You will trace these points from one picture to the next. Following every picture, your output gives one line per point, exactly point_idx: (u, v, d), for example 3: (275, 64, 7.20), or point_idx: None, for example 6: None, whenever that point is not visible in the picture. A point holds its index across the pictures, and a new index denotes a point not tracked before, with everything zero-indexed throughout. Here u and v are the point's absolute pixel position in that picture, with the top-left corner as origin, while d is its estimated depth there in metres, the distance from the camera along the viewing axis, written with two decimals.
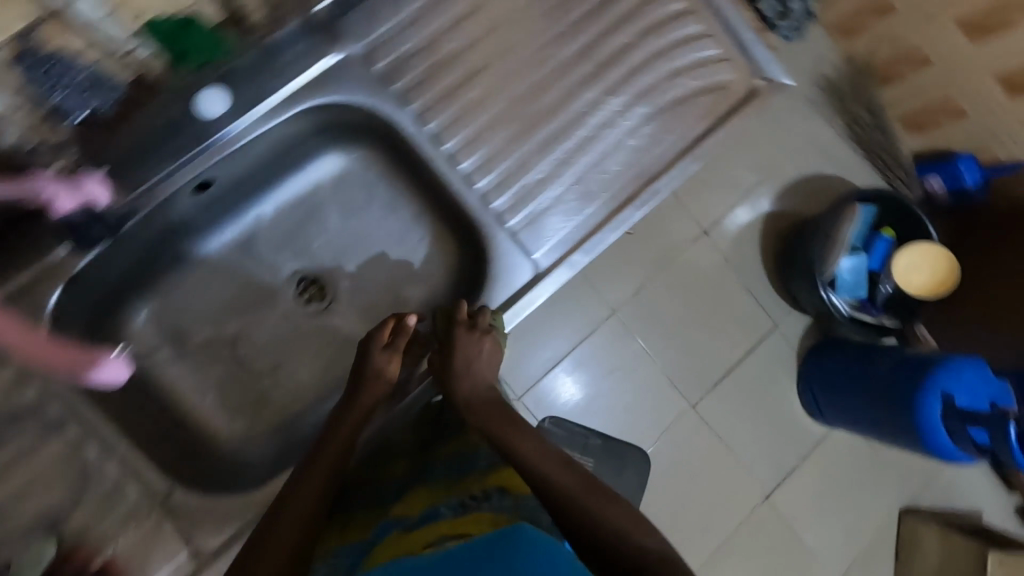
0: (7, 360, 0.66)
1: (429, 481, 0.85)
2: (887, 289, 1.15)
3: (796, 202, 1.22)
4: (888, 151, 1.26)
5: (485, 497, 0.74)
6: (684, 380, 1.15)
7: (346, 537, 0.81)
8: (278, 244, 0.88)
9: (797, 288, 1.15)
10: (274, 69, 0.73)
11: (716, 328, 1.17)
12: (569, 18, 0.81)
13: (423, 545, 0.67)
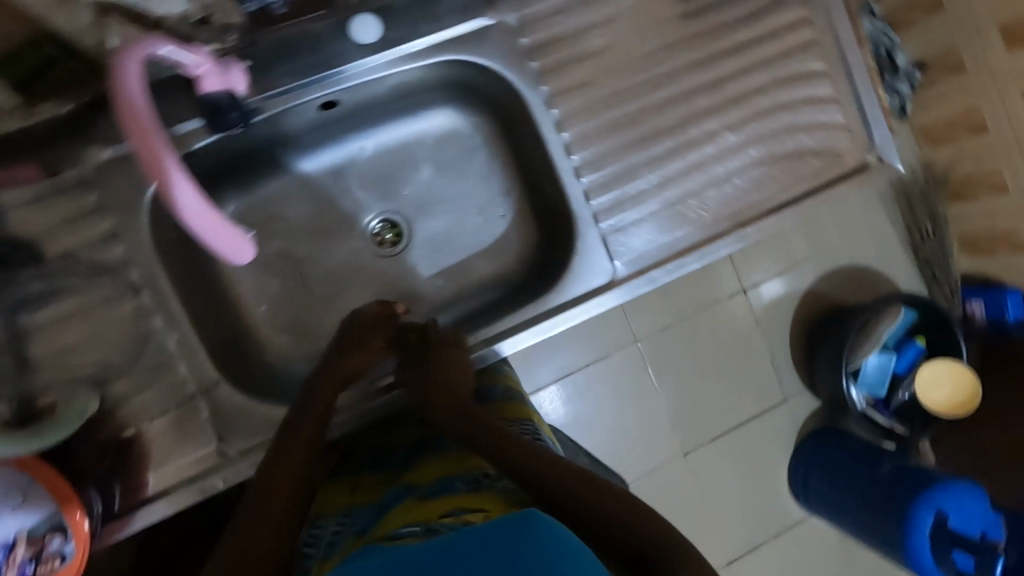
0: (104, 214, 0.67)
1: (446, 450, 0.83)
2: (906, 396, 1.21)
3: (835, 290, 1.34)
4: (940, 263, 1.33)
5: (499, 478, 0.71)
6: (683, 429, 1.27)
7: (355, 498, 0.80)
8: (369, 182, 0.88)
9: (820, 368, 1.26)
10: (429, 14, 0.74)
11: (732, 385, 1.30)
12: (714, 44, 0.82)
13: (437, 515, 0.64)
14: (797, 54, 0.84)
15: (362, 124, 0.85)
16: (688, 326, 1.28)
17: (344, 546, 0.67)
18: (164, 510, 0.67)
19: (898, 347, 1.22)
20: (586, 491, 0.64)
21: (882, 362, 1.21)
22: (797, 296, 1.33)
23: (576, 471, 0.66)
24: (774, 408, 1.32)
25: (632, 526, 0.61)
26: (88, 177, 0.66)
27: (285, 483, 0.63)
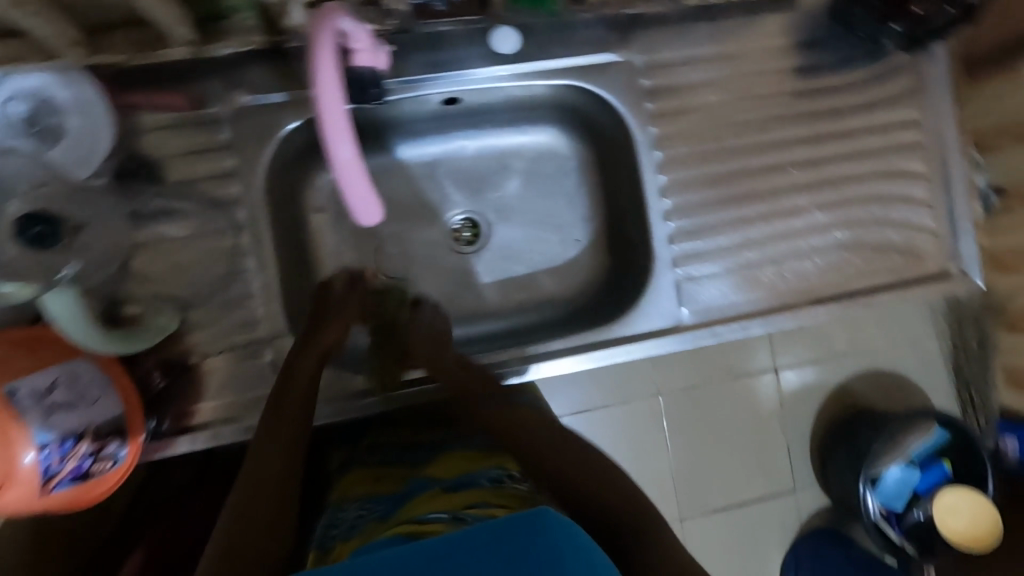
0: (231, 152, 0.71)
1: (469, 449, 0.82)
2: (920, 517, 1.15)
3: (865, 391, 1.32)
4: (981, 389, 1.27)
5: (523, 479, 0.72)
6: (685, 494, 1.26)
7: (378, 485, 0.77)
8: (461, 179, 0.92)
9: (842, 468, 1.22)
10: (564, 39, 0.78)
11: (741, 462, 1.28)
12: (821, 126, 0.85)
13: (464, 506, 0.64)
14: (899, 152, 0.86)
15: (470, 125, 0.89)
16: (709, 392, 1.27)
17: (365, 529, 0.65)
18: (207, 440, 0.70)
19: (924, 464, 1.15)
20: (569, 468, 0.74)
21: (904, 475, 1.15)
22: (826, 388, 1.31)
23: (554, 453, 0.76)
24: (780, 495, 1.29)
25: (608, 494, 0.71)
26: (225, 117, 0.71)
27: (275, 462, 0.66)
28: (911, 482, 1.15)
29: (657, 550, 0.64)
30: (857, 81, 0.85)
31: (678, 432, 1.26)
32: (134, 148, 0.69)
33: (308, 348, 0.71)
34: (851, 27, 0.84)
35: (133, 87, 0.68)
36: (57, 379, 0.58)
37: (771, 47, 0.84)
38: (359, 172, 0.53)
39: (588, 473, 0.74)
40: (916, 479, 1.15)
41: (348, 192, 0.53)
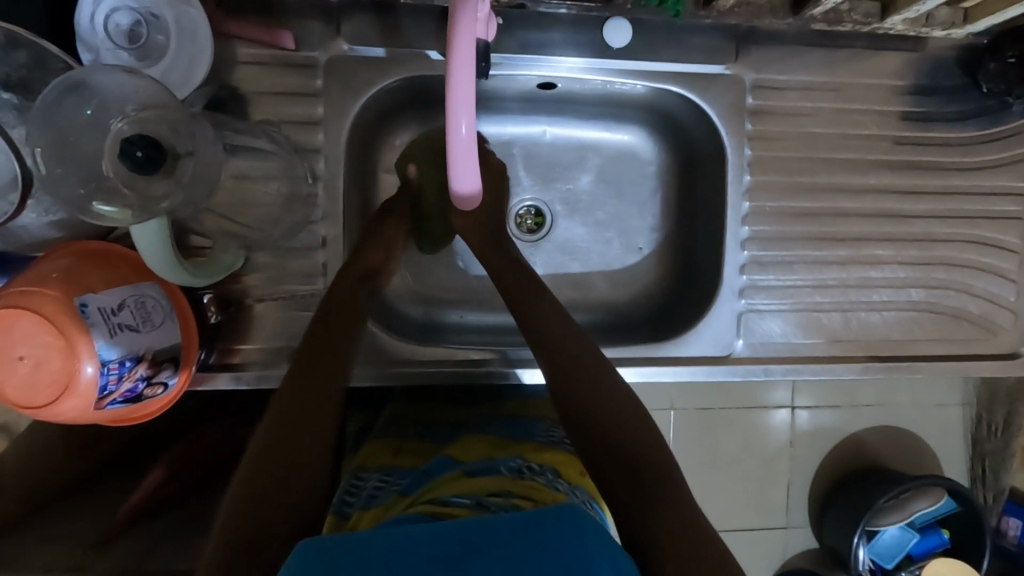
0: (320, 101, 0.70)
1: (490, 433, 0.76)
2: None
3: (882, 448, 1.28)
4: (996, 468, 1.24)
5: (544, 471, 0.65)
6: None
7: (399, 459, 0.73)
8: (535, 165, 0.89)
9: (835, 519, 1.19)
10: (677, 41, 0.75)
11: (741, 491, 1.27)
12: (921, 180, 0.81)
13: (489, 493, 0.59)
14: (997, 221, 0.82)
15: (556, 111, 0.86)
16: (724, 418, 1.25)
17: (387, 500, 0.62)
18: (250, 381, 0.71)
19: (923, 529, 1.15)
20: (596, 412, 0.63)
21: (901, 536, 1.14)
22: (845, 437, 1.27)
23: (580, 378, 0.66)
24: (773, 529, 1.28)
25: (630, 446, 0.60)
26: (321, 63, 0.69)
27: (302, 400, 0.60)
28: (906, 545, 1.15)
29: (680, 528, 0.53)
30: (969, 138, 0.81)
31: (686, 450, 1.25)
32: (226, 80, 0.68)
33: (350, 273, 0.69)
34: (977, 81, 0.79)
35: (238, 18, 0.67)
36: (125, 300, 0.58)
37: (888, 87, 0.79)
38: (470, 153, 0.54)
39: (617, 415, 0.63)
40: (912, 542, 1.15)
41: (460, 168, 0.55)
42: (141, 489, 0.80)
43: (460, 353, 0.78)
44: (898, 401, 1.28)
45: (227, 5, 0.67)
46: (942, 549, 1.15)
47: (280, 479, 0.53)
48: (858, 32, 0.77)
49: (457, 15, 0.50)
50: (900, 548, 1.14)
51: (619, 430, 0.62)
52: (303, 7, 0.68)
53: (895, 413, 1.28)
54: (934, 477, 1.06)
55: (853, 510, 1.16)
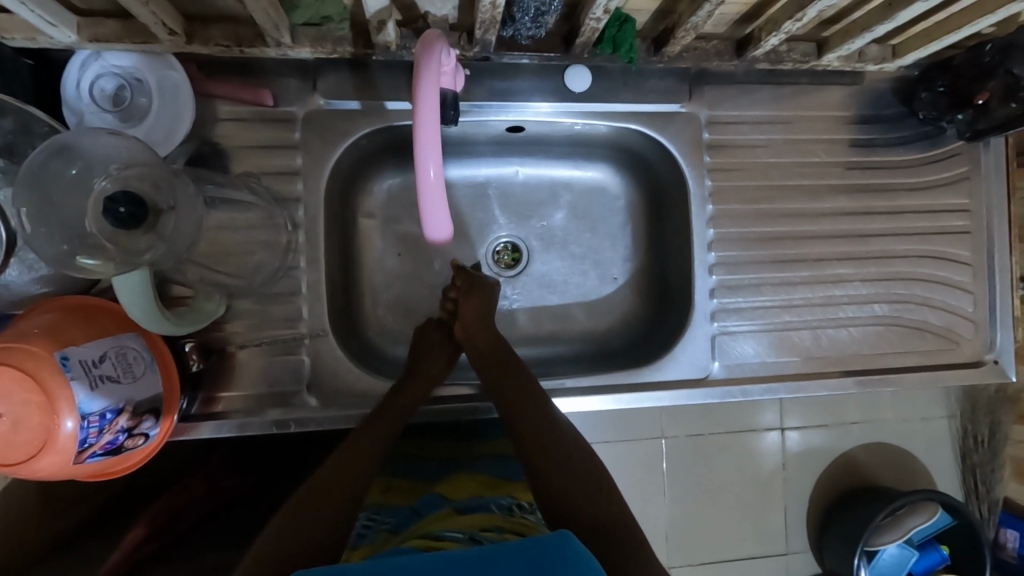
0: (298, 152, 0.73)
1: (479, 471, 0.76)
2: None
3: (869, 464, 1.29)
4: (985, 479, 1.25)
5: (532, 509, 0.67)
6: (676, 544, 1.24)
7: (389, 497, 0.72)
8: (510, 203, 0.93)
9: (833, 542, 1.18)
10: (634, 84, 0.80)
11: (735, 517, 1.26)
12: (874, 201, 0.86)
13: (481, 527, 0.60)
14: (948, 236, 0.86)
15: (527, 152, 0.90)
16: (712, 442, 1.26)
17: (377, 539, 0.61)
18: (233, 428, 0.71)
19: (922, 546, 1.16)
20: (563, 476, 0.64)
21: (900, 554, 1.14)
22: (832, 456, 1.28)
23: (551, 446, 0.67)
24: (770, 554, 1.27)
25: (599, 504, 0.62)
26: (299, 118, 0.73)
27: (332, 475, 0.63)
28: (907, 563, 1.14)
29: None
30: (913, 161, 0.87)
31: (677, 478, 1.24)
32: (208, 137, 0.71)
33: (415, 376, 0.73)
34: (913, 109, 0.85)
35: (219, 79, 0.71)
36: (106, 353, 0.58)
37: (834, 118, 0.85)
38: (441, 196, 0.55)
39: (586, 481, 0.64)
40: (913, 560, 1.15)
41: (427, 215, 0.56)
42: (120, 551, 0.76)
43: (440, 391, 0.79)
44: (881, 417, 1.29)
45: (208, 68, 0.71)
46: (943, 565, 1.15)
47: (300, 531, 0.56)
48: (800, 69, 0.83)
49: (423, 66, 0.53)
50: (901, 567, 1.14)
51: (588, 492, 0.63)
52: (281, 66, 0.72)
53: (881, 429, 1.29)
54: (930, 492, 1.07)
55: (848, 532, 1.15)
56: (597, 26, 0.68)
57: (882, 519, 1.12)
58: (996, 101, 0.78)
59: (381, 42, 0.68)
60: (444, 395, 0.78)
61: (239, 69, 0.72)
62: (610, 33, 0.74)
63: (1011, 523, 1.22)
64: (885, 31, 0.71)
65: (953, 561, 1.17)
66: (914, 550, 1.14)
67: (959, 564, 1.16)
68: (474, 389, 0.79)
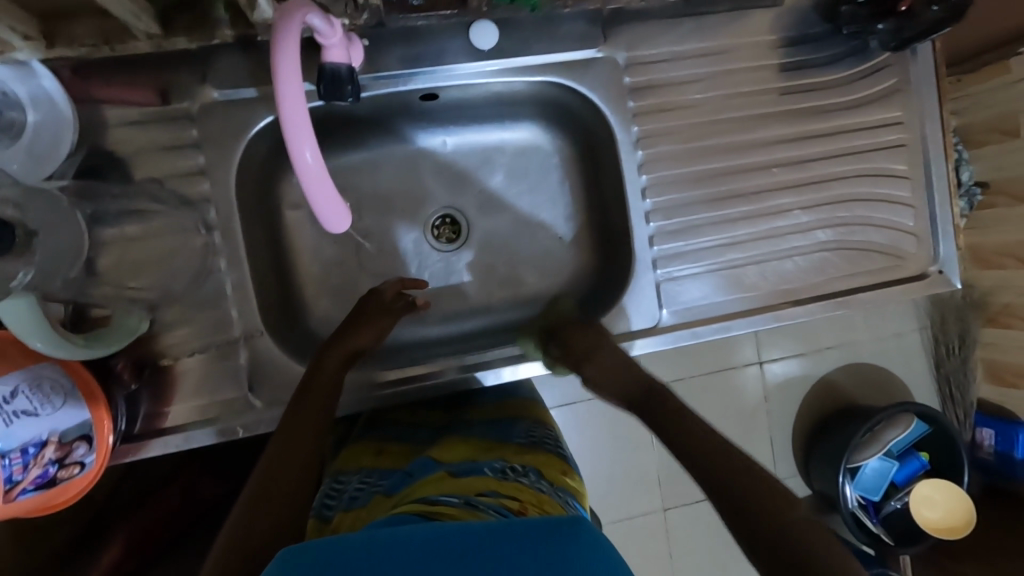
0: (199, 149, 0.69)
1: (471, 433, 0.74)
2: (897, 506, 1.16)
3: (846, 385, 1.30)
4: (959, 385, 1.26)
5: (527, 472, 0.63)
6: (672, 487, 1.21)
7: (380, 460, 0.71)
8: (442, 175, 0.90)
9: (818, 468, 1.20)
10: (546, 33, 0.77)
11: None
12: (807, 126, 0.84)
13: (475, 492, 0.55)
14: (883, 152, 0.85)
15: (451, 120, 0.86)
16: (689, 386, 1.27)
17: (369, 502, 0.60)
18: (179, 442, 0.69)
19: (902, 455, 1.17)
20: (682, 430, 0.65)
21: (881, 467, 1.16)
22: (808, 384, 1.29)
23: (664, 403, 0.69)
24: None
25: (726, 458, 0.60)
26: (193, 112, 0.69)
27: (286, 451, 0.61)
28: (889, 475, 1.16)
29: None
30: (844, 79, 0.84)
31: None
32: (98, 145, 0.67)
33: (334, 348, 0.70)
34: (837, 25, 0.83)
35: (99, 81, 0.66)
36: (18, 387, 0.60)
37: (759, 44, 0.82)
38: (324, 178, 0.51)
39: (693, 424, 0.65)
40: (893, 471, 1.17)
41: (312, 198, 0.51)
42: None
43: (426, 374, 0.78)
44: (852, 338, 1.30)
45: (85, 70, 0.66)
46: (923, 472, 1.18)
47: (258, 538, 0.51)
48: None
49: (280, 34, 0.49)
50: (884, 479, 1.16)
51: (697, 437, 0.63)
52: (164, 58, 0.68)
53: (854, 350, 1.30)
54: (903, 406, 1.09)
55: (829, 454, 1.17)
56: None
57: (862, 437, 1.13)
58: (919, 5, 0.76)
59: (259, 19, 0.65)
60: (399, 378, 0.77)
61: (119, 66, 0.67)
62: None
63: (986, 422, 1.22)
64: None
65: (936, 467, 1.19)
66: (894, 462, 1.16)
67: (941, 469, 1.18)
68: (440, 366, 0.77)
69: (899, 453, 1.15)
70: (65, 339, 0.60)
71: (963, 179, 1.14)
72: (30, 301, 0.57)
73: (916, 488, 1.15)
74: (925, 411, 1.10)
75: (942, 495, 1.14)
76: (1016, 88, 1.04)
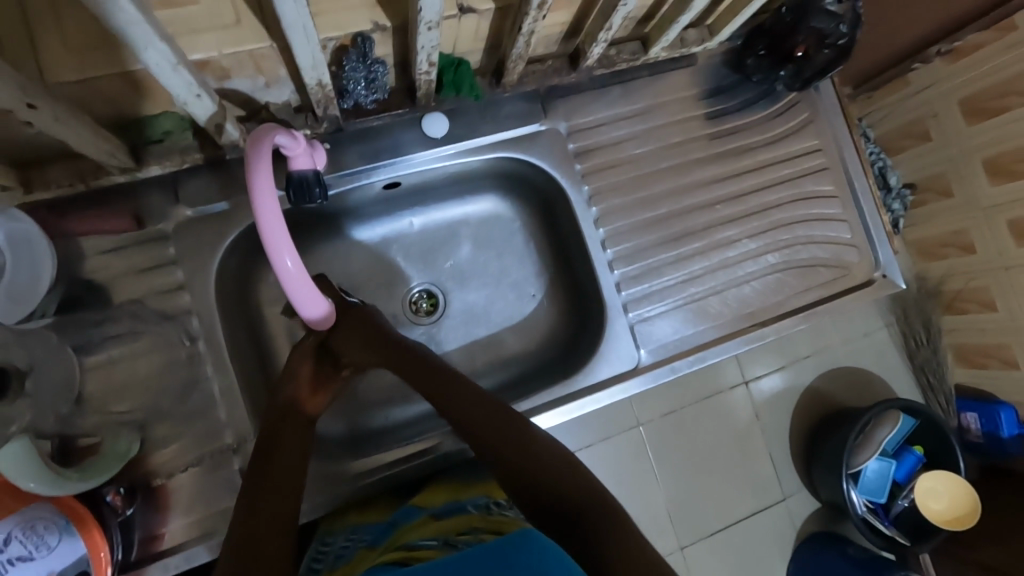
0: (177, 266, 0.72)
1: (454, 478, 0.76)
2: (905, 504, 1.18)
3: (833, 390, 1.30)
4: (936, 372, 1.30)
5: (511, 505, 0.65)
6: (682, 523, 1.21)
7: (366, 516, 0.74)
8: (412, 253, 0.94)
9: (819, 479, 1.21)
10: (491, 115, 0.84)
11: (728, 480, 1.24)
12: (738, 164, 0.92)
13: (456, 531, 0.59)
14: (809, 177, 0.94)
15: (414, 202, 0.92)
16: (687, 415, 1.24)
17: (354, 556, 0.62)
18: (181, 562, 0.67)
19: (897, 453, 1.20)
20: (531, 466, 0.62)
21: (880, 467, 1.18)
22: (798, 395, 1.29)
23: (511, 441, 0.65)
24: (772, 507, 1.26)
25: (602, 504, 0.58)
26: (170, 233, 0.72)
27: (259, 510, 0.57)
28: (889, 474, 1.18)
29: None
30: (762, 119, 0.94)
31: (664, 460, 1.21)
32: (78, 276, 0.69)
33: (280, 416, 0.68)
34: (747, 74, 0.93)
35: (75, 215, 0.69)
36: (11, 534, 0.62)
37: (682, 98, 0.91)
38: (305, 280, 0.57)
39: (542, 454, 0.63)
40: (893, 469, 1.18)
41: (292, 297, 0.57)
42: None
43: (416, 446, 0.81)
44: (830, 343, 1.31)
45: (59, 207, 0.69)
46: (921, 465, 1.20)
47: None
48: (638, 65, 0.89)
49: (254, 144, 0.55)
50: (885, 479, 1.17)
51: (548, 472, 0.61)
52: (136, 187, 0.71)
53: (833, 355, 1.31)
54: (889, 404, 1.13)
55: (827, 463, 1.18)
56: (431, 75, 0.70)
57: (856, 439, 1.15)
58: (813, 50, 0.85)
59: (227, 142, 0.68)
60: (395, 459, 0.79)
61: (93, 200, 0.70)
62: (449, 78, 0.78)
63: (970, 406, 1.24)
64: (691, 19, 0.78)
65: (930, 460, 1.22)
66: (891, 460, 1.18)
67: (936, 460, 1.21)
68: (440, 437, 0.81)
69: (893, 450, 1.18)
70: (57, 478, 0.60)
71: (892, 183, 1.25)
72: (24, 446, 0.58)
73: (919, 483, 1.17)
74: (910, 405, 1.13)
75: (944, 486, 1.16)
76: (917, 100, 1.17)
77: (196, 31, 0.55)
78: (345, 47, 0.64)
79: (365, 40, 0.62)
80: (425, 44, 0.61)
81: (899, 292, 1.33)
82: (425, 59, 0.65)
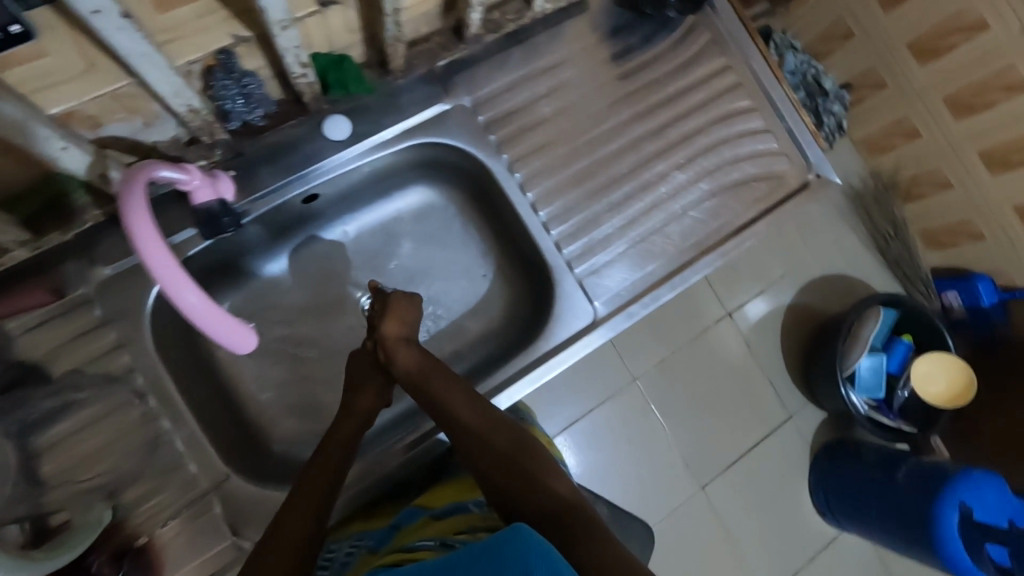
0: (110, 327, 0.70)
1: (458, 475, 0.75)
2: (906, 394, 1.20)
3: (810, 301, 1.30)
4: (907, 262, 1.31)
5: None
6: (697, 463, 1.22)
7: (372, 520, 0.74)
8: (355, 262, 0.93)
9: (823, 394, 1.21)
10: (392, 106, 0.83)
11: (728, 411, 1.25)
12: (650, 100, 0.92)
13: (454, 531, 0.60)
14: (725, 96, 0.94)
15: (343, 210, 0.90)
16: (675, 358, 1.24)
17: (358, 562, 0.64)
18: None
19: (887, 346, 1.21)
20: (514, 481, 0.61)
21: (875, 364, 1.19)
22: (779, 312, 1.29)
23: (500, 454, 0.63)
24: (780, 427, 1.27)
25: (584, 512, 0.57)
26: (92, 295, 0.70)
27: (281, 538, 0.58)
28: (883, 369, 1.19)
29: None
30: (664, 50, 0.93)
31: (664, 406, 1.22)
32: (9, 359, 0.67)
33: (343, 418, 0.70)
34: (638, 10, 0.92)
35: None
36: None
37: (580, 47, 0.90)
38: (212, 312, 0.55)
39: (525, 466, 0.62)
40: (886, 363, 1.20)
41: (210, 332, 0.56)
42: None
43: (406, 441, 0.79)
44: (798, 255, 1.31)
45: None
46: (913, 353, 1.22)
47: None
48: (529, 24, 0.88)
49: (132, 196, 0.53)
50: (880, 376, 1.19)
51: (533, 483, 0.60)
52: (44, 259, 0.70)
53: (804, 267, 1.31)
54: (867, 301, 1.14)
55: (824, 372, 1.19)
56: (307, 76, 0.68)
57: (844, 344, 1.17)
58: None
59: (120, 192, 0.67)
60: (381, 462, 0.78)
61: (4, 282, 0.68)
62: (333, 77, 0.77)
63: (948, 285, 1.25)
64: None
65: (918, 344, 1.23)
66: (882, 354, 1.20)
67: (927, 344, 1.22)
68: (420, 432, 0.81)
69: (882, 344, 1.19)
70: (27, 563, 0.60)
71: (829, 87, 1.23)
72: None
73: (913, 371, 1.18)
74: (893, 296, 1.15)
75: (938, 367, 1.18)
76: None
77: (51, 84, 0.53)
78: (209, 67, 0.63)
79: (223, 52, 0.61)
80: (286, 42, 0.60)
81: (857, 189, 1.33)
82: (292, 60, 0.63)
